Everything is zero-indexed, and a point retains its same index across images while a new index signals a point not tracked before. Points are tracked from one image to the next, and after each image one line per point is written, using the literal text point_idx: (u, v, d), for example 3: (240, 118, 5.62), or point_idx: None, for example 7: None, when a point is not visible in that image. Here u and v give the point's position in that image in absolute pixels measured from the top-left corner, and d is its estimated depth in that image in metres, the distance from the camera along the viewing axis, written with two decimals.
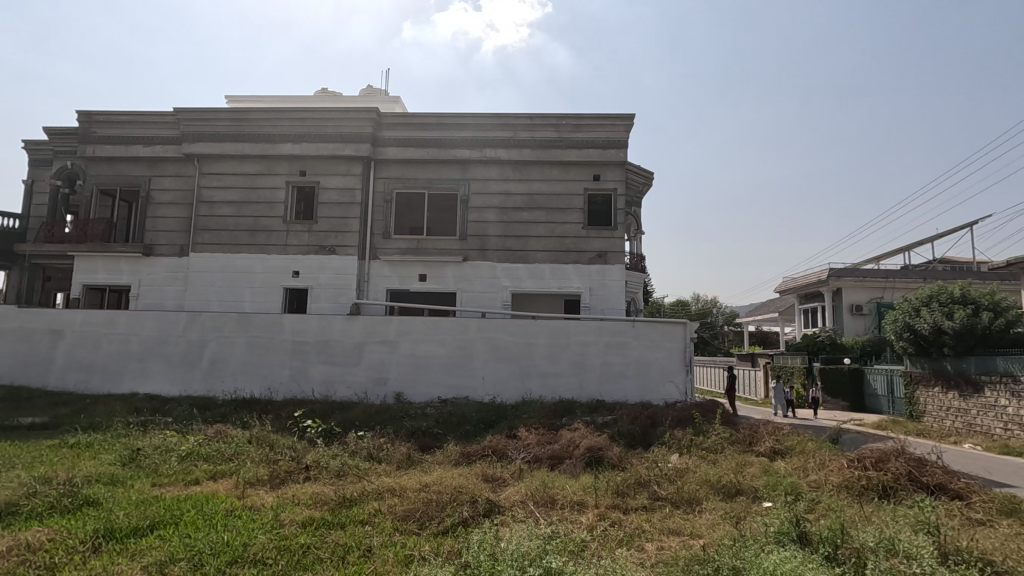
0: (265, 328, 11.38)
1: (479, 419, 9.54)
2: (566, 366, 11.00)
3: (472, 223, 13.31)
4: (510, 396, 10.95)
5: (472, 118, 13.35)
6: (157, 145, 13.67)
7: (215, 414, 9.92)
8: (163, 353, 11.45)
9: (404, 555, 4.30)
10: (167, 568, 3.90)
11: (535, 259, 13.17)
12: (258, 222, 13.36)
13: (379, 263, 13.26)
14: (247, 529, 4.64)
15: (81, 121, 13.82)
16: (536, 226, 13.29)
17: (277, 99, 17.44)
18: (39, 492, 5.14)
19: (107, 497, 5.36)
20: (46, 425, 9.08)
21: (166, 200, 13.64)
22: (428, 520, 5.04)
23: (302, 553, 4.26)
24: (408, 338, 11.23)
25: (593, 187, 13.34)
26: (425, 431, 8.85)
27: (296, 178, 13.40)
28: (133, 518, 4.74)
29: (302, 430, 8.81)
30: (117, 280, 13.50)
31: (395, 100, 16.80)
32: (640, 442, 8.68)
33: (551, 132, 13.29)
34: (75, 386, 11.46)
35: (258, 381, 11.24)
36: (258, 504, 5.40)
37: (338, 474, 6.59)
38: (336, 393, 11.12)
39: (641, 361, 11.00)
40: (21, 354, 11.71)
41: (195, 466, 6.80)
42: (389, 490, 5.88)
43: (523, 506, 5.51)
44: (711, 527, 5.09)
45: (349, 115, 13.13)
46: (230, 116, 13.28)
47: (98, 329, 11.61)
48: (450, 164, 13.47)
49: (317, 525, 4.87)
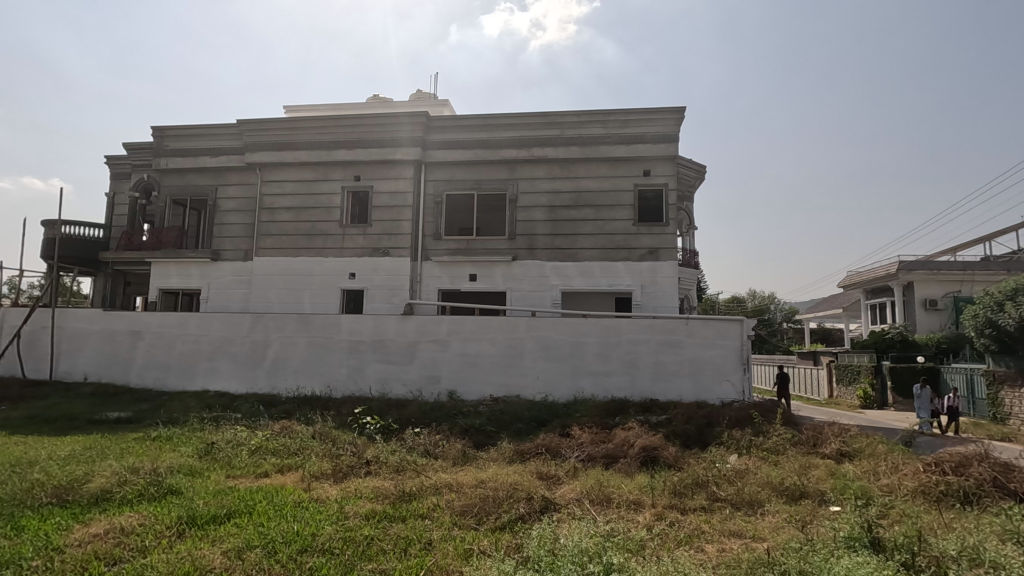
0: (324, 328, 11.82)
1: (531, 417, 9.59)
2: (618, 365, 10.88)
3: (521, 222, 13.36)
4: (561, 394, 10.94)
5: (519, 118, 13.40)
6: (222, 156, 14.48)
7: (280, 411, 10.42)
8: (230, 353, 12.10)
9: (464, 549, 4.40)
10: (245, 553, 4.15)
11: (584, 256, 13.08)
12: (315, 226, 13.90)
13: (430, 264, 13.51)
14: (314, 520, 4.85)
15: (155, 136, 14.80)
16: (585, 223, 13.19)
17: (331, 109, 18.18)
18: (128, 480, 5.57)
19: (188, 486, 5.76)
20: (130, 419, 9.79)
21: (231, 207, 14.40)
22: (485, 515, 5.13)
23: (367, 545, 4.42)
24: (460, 337, 11.41)
25: (642, 182, 13.12)
26: (479, 428, 9.01)
27: (351, 183, 13.86)
28: (212, 506, 5.07)
29: (361, 426, 9.14)
30: (189, 285, 14.36)
31: (443, 102, 17.14)
32: (696, 442, 8.49)
33: (599, 129, 13.21)
34: (154, 383, 12.31)
35: (318, 379, 11.72)
36: (324, 497, 5.63)
37: (398, 469, 6.80)
38: (391, 391, 11.45)
39: (694, 359, 10.74)
40: (106, 354, 12.66)
41: (264, 459, 7.18)
42: (446, 486, 6.01)
43: (579, 505, 5.50)
44: (775, 530, 4.95)
45: (398, 119, 13.52)
46: (289, 124, 13.89)
47: (173, 330, 12.39)
48: (499, 165, 13.58)
49: (379, 518, 5.04)
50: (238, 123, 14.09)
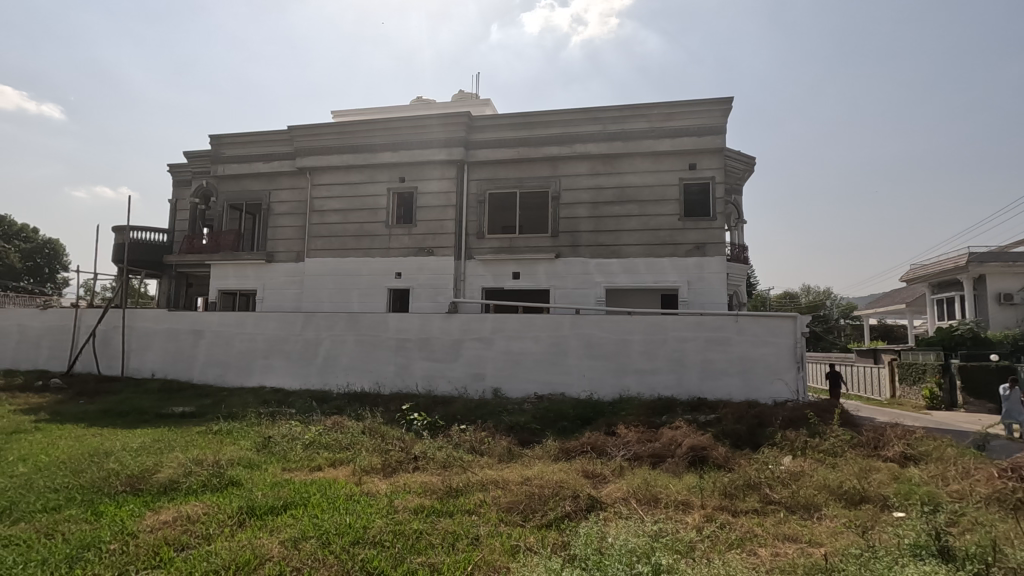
0: (372, 326, 12.13)
1: (576, 415, 9.55)
2: (664, 363, 10.69)
3: (564, 219, 13.30)
4: (606, 392, 10.84)
5: (561, 114, 13.32)
6: (275, 161, 15.07)
7: (332, 406, 10.77)
8: (284, 350, 12.59)
9: (511, 545, 4.43)
10: (301, 543, 4.32)
11: (628, 253, 12.90)
12: (362, 227, 14.27)
13: (474, 262, 13.62)
14: (365, 513, 5.00)
15: (213, 145, 15.55)
16: (629, 219, 13.00)
17: (377, 112, 18.61)
18: (193, 471, 5.90)
19: (247, 478, 6.04)
20: (193, 414, 10.34)
21: (283, 211, 14.96)
22: (532, 512, 5.15)
23: (416, 538, 4.52)
24: (504, 335, 11.47)
25: (688, 176, 12.81)
26: (523, 426, 9.05)
27: (396, 184, 14.16)
28: (270, 498, 5.31)
29: (409, 423, 9.34)
30: (245, 285, 15.01)
31: (485, 101, 17.24)
32: (747, 442, 8.24)
33: (642, 123, 12.99)
34: (215, 379, 12.95)
35: (367, 376, 12.05)
36: (374, 490, 5.79)
37: (445, 465, 6.91)
38: (437, 388, 11.64)
39: (745, 357, 10.41)
40: (171, 351, 13.41)
41: (317, 453, 7.45)
42: (492, 482, 6.07)
43: (626, 504, 5.44)
44: (833, 535, 4.75)
45: (441, 120, 13.71)
46: (336, 129, 14.31)
47: (231, 329, 13.00)
48: (541, 162, 13.56)
49: (427, 512, 5.14)
50: (288, 130, 14.62)
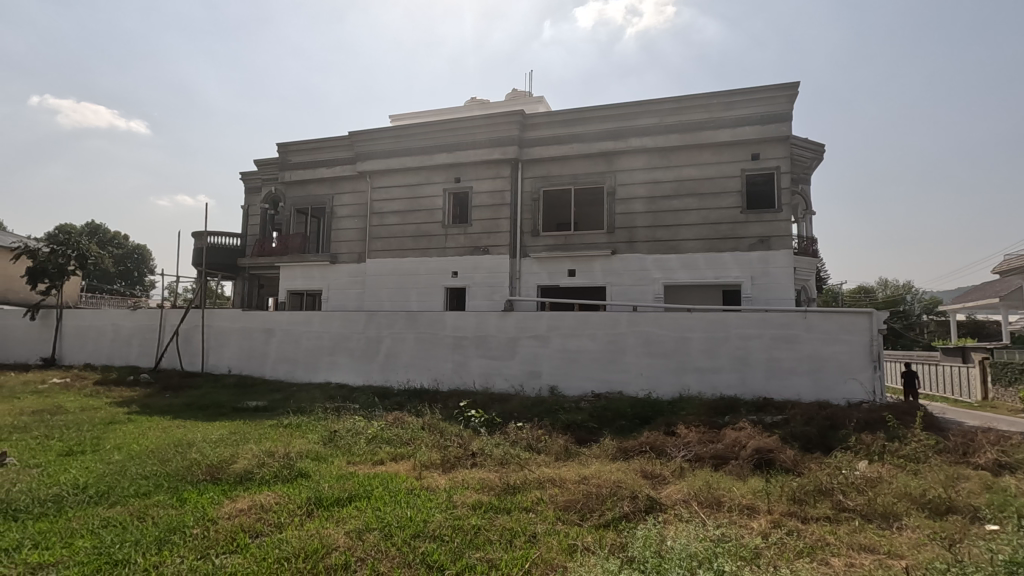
0: (430, 324, 12.41)
1: (634, 414, 9.38)
2: (727, 362, 10.32)
3: (620, 215, 13.09)
4: (666, 391, 10.59)
5: (616, 108, 13.11)
6: (337, 166, 15.68)
7: (393, 402, 11.10)
8: (348, 348, 13.09)
9: (568, 544, 4.42)
10: (365, 535, 4.48)
11: (687, 248, 12.53)
12: (420, 228, 14.60)
13: (529, 260, 13.65)
14: (426, 507, 5.12)
15: (280, 153, 16.38)
16: (688, 213, 12.63)
17: (432, 115, 18.99)
18: (265, 463, 6.24)
19: (315, 470, 6.34)
20: (266, 408, 10.95)
21: (346, 213, 15.54)
22: (589, 512, 5.12)
23: (474, 534, 4.59)
24: (560, 332, 11.43)
25: (751, 167, 12.30)
26: (580, 424, 9.00)
27: (452, 184, 14.40)
28: (335, 490, 5.54)
29: (467, 419, 9.49)
30: (311, 286, 15.70)
31: (539, 99, 17.20)
32: (818, 445, 7.83)
33: (701, 113, 12.58)
34: (285, 375, 13.65)
35: (426, 373, 12.33)
36: (434, 485, 5.93)
37: (502, 462, 6.97)
38: (494, 385, 11.75)
39: (814, 356, 9.88)
40: (245, 349, 14.25)
41: (380, 447, 7.70)
42: (549, 480, 6.06)
43: (687, 506, 5.30)
44: (915, 547, 4.43)
45: (495, 120, 13.81)
46: (394, 133, 14.74)
47: (299, 327, 13.65)
48: (595, 158, 13.40)
49: (486, 509, 5.21)
50: (349, 135, 15.16)
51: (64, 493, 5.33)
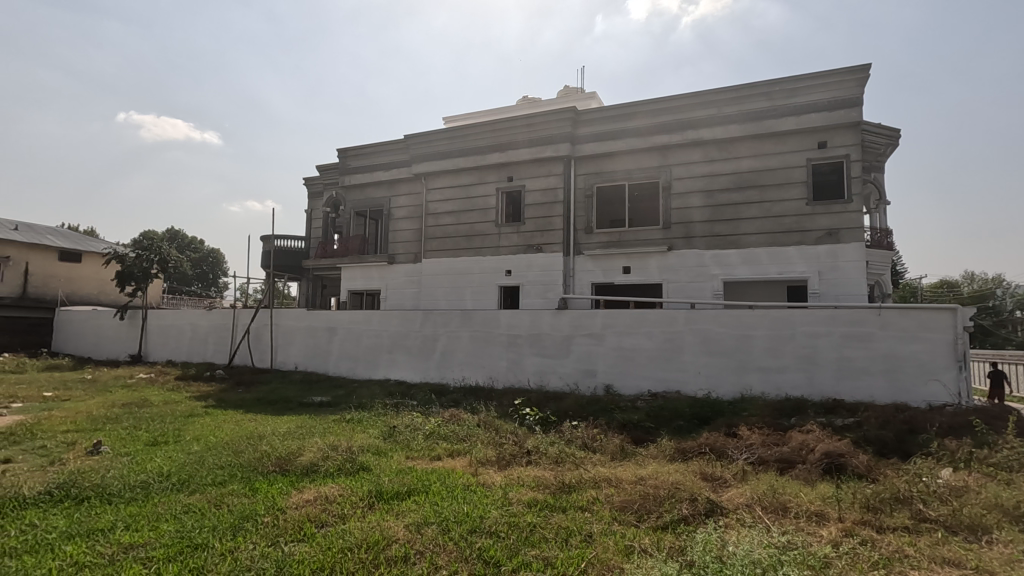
0: (485, 322, 12.55)
1: (693, 414, 9.13)
2: (792, 361, 9.86)
3: (676, 210, 12.76)
4: (726, 391, 10.24)
5: (670, 101, 12.79)
6: (394, 169, 16.13)
7: (449, 399, 11.30)
8: (406, 346, 13.44)
9: (625, 545, 4.36)
10: (424, 528, 4.60)
11: (748, 242, 12.06)
12: (474, 227, 14.78)
13: (583, 258, 13.54)
14: (482, 503, 5.19)
15: (340, 158, 17.02)
16: (749, 206, 12.14)
17: (485, 115, 19.19)
18: (330, 457, 6.51)
19: (375, 464, 6.55)
20: (330, 403, 11.42)
21: (402, 215, 15.95)
22: (646, 513, 5.03)
23: (530, 531, 4.61)
24: (615, 330, 11.29)
25: (817, 156, 11.68)
26: (637, 423, 8.85)
27: (505, 184, 14.49)
28: (395, 484, 5.71)
29: (522, 417, 9.54)
30: (370, 286, 16.22)
31: (591, 94, 17.01)
32: (895, 450, 7.34)
33: (762, 102, 12.08)
34: (347, 372, 14.18)
35: (481, 371, 12.48)
36: (490, 482, 6.00)
37: (557, 461, 6.97)
38: (549, 383, 11.74)
39: (890, 355, 9.26)
40: (310, 346, 14.90)
41: (437, 443, 7.87)
42: (605, 480, 6.00)
43: (749, 510, 5.10)
44: (1008, 563, 4.07)
45: (547, 118, 13.79)
46: (448, 134, 15.00)
47: (360, 326, 14.14)
48: (650, 153, 13.12)
49: (541, 506, 5.22)
50: (405, 138, 15.56)
51: (150, 480, 5.77)
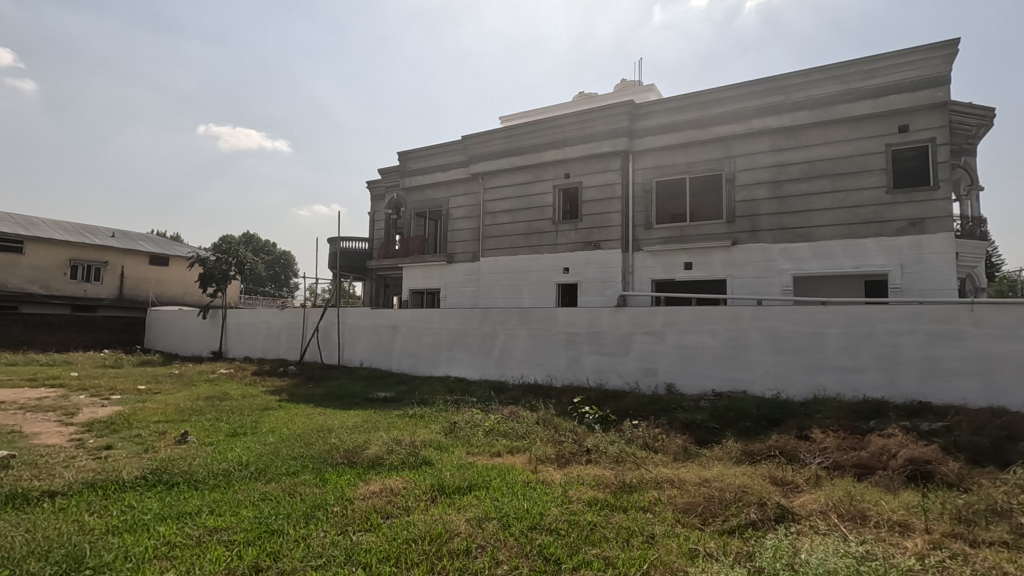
0: (543, 320, 12.56)
1: (761, 415, 8.75)
2: (871, 361, 9.25)
3: (741, 203, 12.26)
4: (798, 392, 9.75)
5: (734, 89, 12.32)
6: (452, 170, 16.43)
7: (508, 396, 11.40)
8: (465, 343, 13.66)
9: (689, 548, 4.25)
10: (485, 523, 4.66)
11: (820, 234, 11.42)
12: (531, 225, 14.81)
13: (642, 254, 13.26)
14: (542, 501, 5.20)
15: (401, 161, 17.52)
16: (821, 197, 11.49)
17: (541, 112, 19.18)
18: (394, 451, 6.73)
19: (437, 459, 6.71)
20: (393, 399, 11.79)
21: (460, 214, 16.21)
22: (712, 516, 4.87)
23: (590, 530, 4.57)
24: (676, 328, 11.00)
25: (898, 141, 10.88)
26: (700, 424, 8.59)
27: (561, 181, 14.42)
28: (457, 479, 5.82)
29: (581, 416, 9.48)
30: (430, 285, 16.60)
31: (649, 87, 16.63)
32: (992, 459, 6.73)
33: (835, 86, 11.41)
34: (409, 369, 14.59)
35: (540, 368, 12.50)
36: (549, 479, 6.01)
37: (617, 460, 6.88)
38: (608, 381, 11.60)
39: (984, 354, 8.50)
40: (374, 344, 15.45)
41: (497, 439, 7.95)
42: (668, 481, 5.87)
43: (823, 517, 4.84)
44: None
45: (604, 112, 13.61)
46: (504, 133, 15.11)
47: (421, 324, 14.51)
48: (712, 144, 12.68)
49: (601, 506, 5.18)
50: (462, 139, 15.81)
51: (231, 469, 6.18)
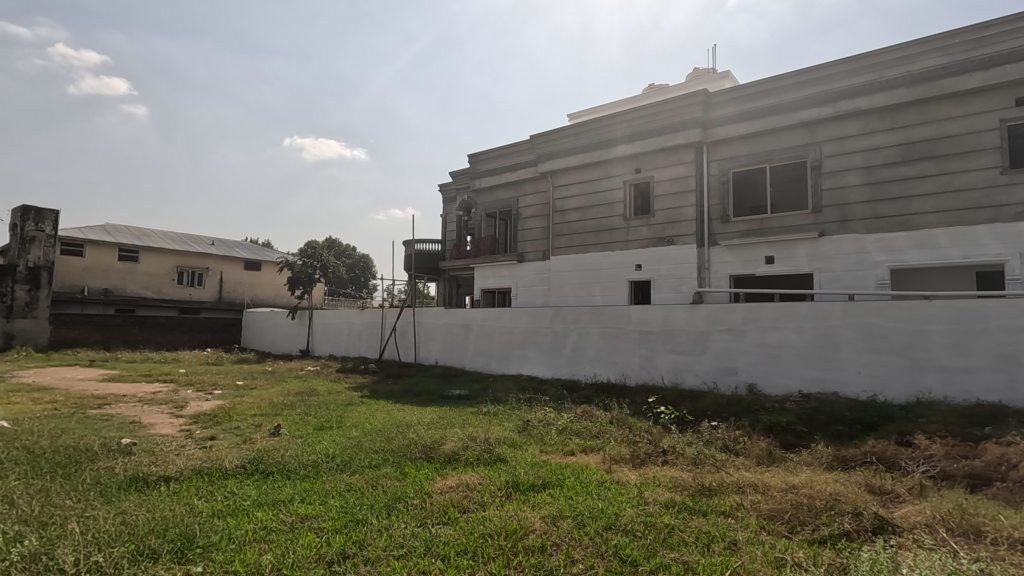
0: (616, 318, 12.37)
1: (855, 419, 8.14)
2: (985, 360, 8.35)
3: (829, 191, 11.46)
4: (898, 394, 8.98)
5: (818, 70, 11.54)
6: (520, 170, 16.55)
7: (581, 395, 11.32)
8: (537, 342, 13.71)
9: (775, 557, 4.04)
10: (560, 521, 4.67)
11: (921, 222, 10.46)
12: (602, 222, 14.62)
13: (719, 249, 12.72)
14: (617, 501, 5.13)
15: (471, 163, 17.86)
16: (921, 181, 10.53)
17: (610, 107, 18.90)
18: (469, 447, 6.88)
19: (511, 456, 6.79)
20: (467, 396, 12.04)
21: (530, 213, 16.29)
22: (800, 525, 4.61)
23: (668, 533, 4.46)
24: (758, 326, 10.47)
25: (1015, 115, 9.76)
26: (786, 427, 8.12)
27: (632, 176, 14.13)
28: (531, 476, 5.86)
29: (656, 416, 9.24)
30: (501, 284, 16.80)
31: (724, 74, 15.92)
32: None
33: (937, 59, 10.41)
34: (483, 367, 14.85)
35: (613, 367, 12.31)
36: (625, 480, 5.91)
37: (695, 462, 6.66)
38: (685, 381, 11.23)
39: None
40: (448, 343, 15.85)
41: (570, 438, 7.92)
42: (751, 486, 5.60)
43: (929, 531, 4.43)
44: None
45: (676, 103, 13.19)
46: (572, 131, 15.02)
47: (492, 323, 14.73)
48: (795, 130, 11.94)
49: (679, 508, 5.03)
50: (531, 139, 15.88)
51: (320, 460, 6.57)
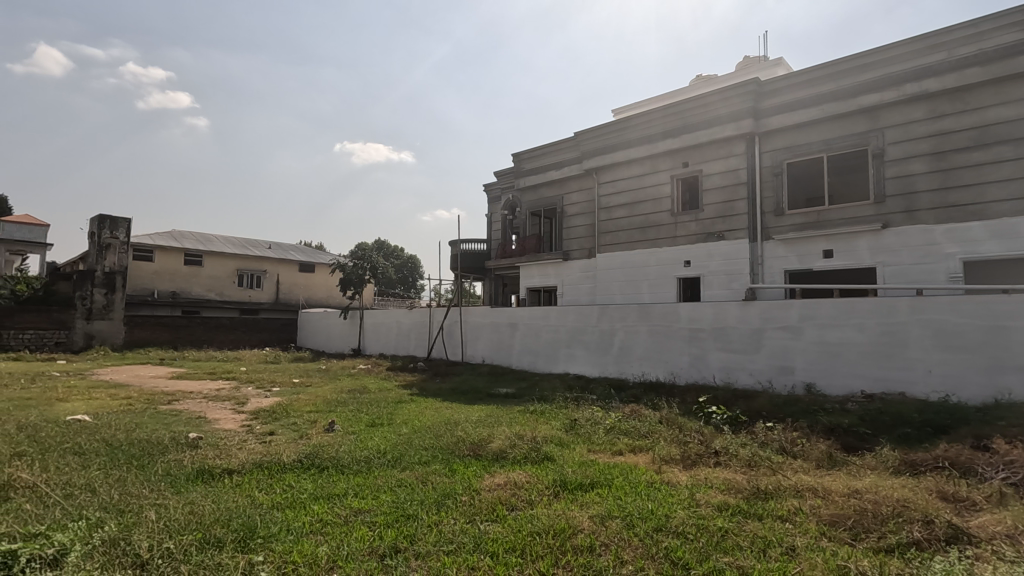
0: (665, 316, 12.12)
1: (925, 421, 7.66)
2: None
3: (894, 180, 10.83)
4: (973, 395, 8.40)
5: (880, 53, 10.92)
6: (565, 167, 16.47)
7: (629, 394, 11.16)
8: (584, 341, 13.61)
9: (837, 564, 3.86)
10: (609, 521, 4.62)
11: (998, 210, 9.74)
12: (648, 218, 14.35)
13: (773, 243, 12.25)
14: (668, 502, 5.03)
15: (516, 162, 17.90)
16: (998, 166, 9.79)
17: (656, 101, 18.51)
18: (517, 445, 6.90)
19: (559, 455, 6.77)
20: (514, 395, 12.09)
21: (575, 211, 16.18)
22: (865, 532, 4.39)
23: (722, 537, 4.34)
24: (816, 323, 10.03)
25: None
26: (848, 428, 7.74)
27: (679, 170, 13.80)
28: (579, 475, 5.82)
29: (708, 416, 8.99)
30: (547, 283, 16.77)
31: (776, 61, 15.30)
32: None
33: (1014, 35, 9.66)
34: (529, 366, 14.87)
35: (662, 366, 12.06)
36: (675, 481, 5.78)
37: (750, 464, 6.44)
38: (738, 380, 10.87)
39: None
40: (495, 341, 15.96)
41: (618, 438, 7.82)
42: (810, 490, 5.37)
43: (1010, 542, 4.12)
44: None
45: (725, 94, 12.79)
46: (617, 126, 14.81)
47: (538, 321, 14.73)
48: (855, 116, 11.35)
49: (733, 511, 4.88)
50: (575, 136, 15.77)
51: (371, 456, 6.75)
